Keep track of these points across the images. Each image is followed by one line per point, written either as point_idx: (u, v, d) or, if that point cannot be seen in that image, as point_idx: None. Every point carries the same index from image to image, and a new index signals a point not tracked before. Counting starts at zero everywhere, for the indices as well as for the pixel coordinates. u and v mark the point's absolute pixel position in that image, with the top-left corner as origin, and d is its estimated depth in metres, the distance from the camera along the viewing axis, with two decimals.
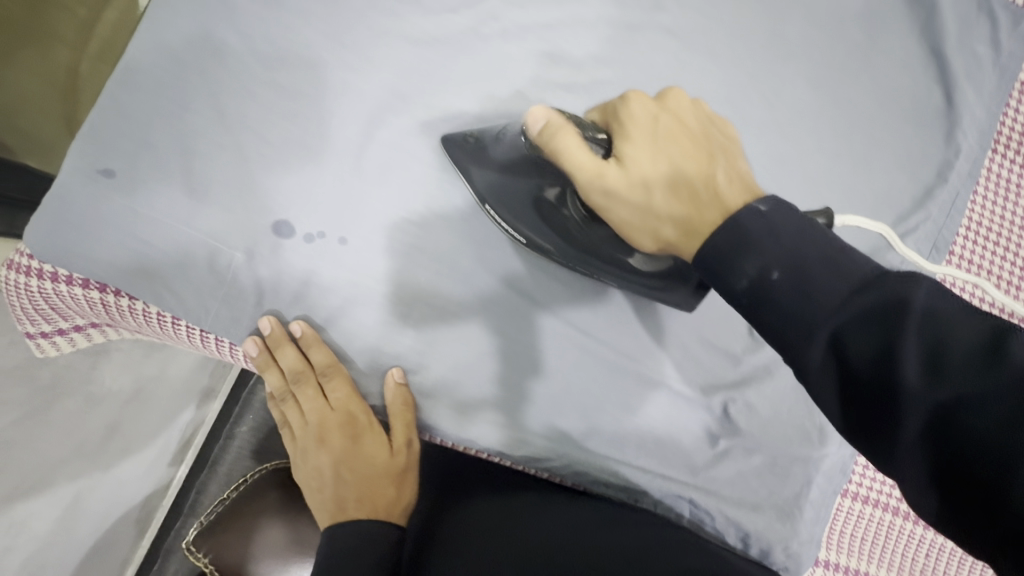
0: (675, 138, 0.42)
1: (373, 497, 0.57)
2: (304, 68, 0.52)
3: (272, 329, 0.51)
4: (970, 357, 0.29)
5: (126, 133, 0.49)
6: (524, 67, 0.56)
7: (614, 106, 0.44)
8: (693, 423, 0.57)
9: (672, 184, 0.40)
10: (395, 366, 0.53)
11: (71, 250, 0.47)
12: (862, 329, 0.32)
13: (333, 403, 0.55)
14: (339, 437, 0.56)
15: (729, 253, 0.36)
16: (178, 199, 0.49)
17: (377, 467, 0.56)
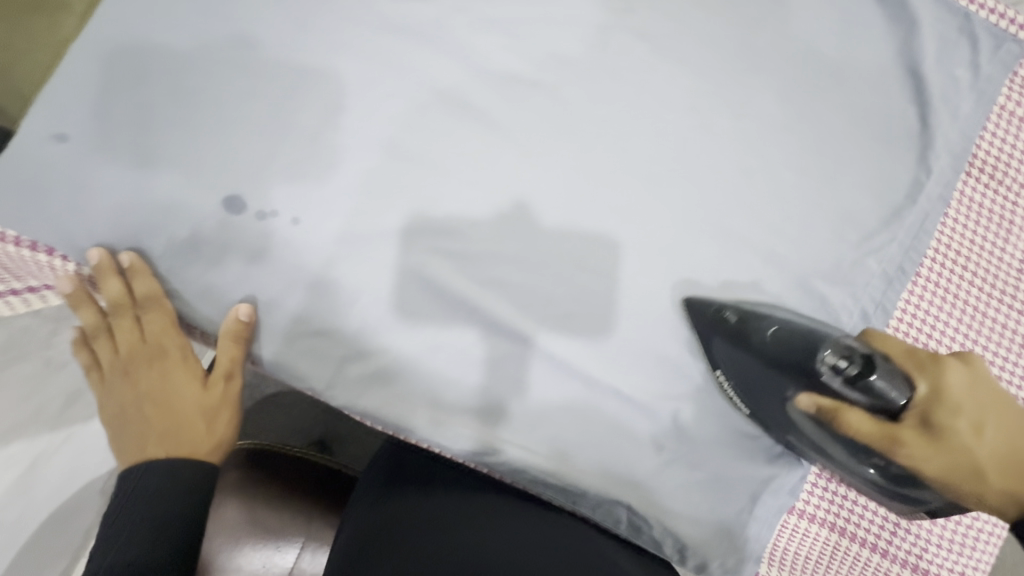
0: (987, 410, 0.48)
1: (176, 435, 0.56)
2: (267, 47, 0.52)
3: (100, 261, 0.49)
4: None
5: (84, 102, 0.49)
6: (493, 60, 0.56)
7: (931, 361, 0.50)
8: (641, 432, 0.56)
9: (992, 459, 0.46)
10: (247, 302, 0.51)
11: (20, 214, 0.48)
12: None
13: (145, 334, 0.54)
14: (149, 372, 0.55)
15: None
16: (129, 169, 0.49)
17: (174, 404, 0.56)
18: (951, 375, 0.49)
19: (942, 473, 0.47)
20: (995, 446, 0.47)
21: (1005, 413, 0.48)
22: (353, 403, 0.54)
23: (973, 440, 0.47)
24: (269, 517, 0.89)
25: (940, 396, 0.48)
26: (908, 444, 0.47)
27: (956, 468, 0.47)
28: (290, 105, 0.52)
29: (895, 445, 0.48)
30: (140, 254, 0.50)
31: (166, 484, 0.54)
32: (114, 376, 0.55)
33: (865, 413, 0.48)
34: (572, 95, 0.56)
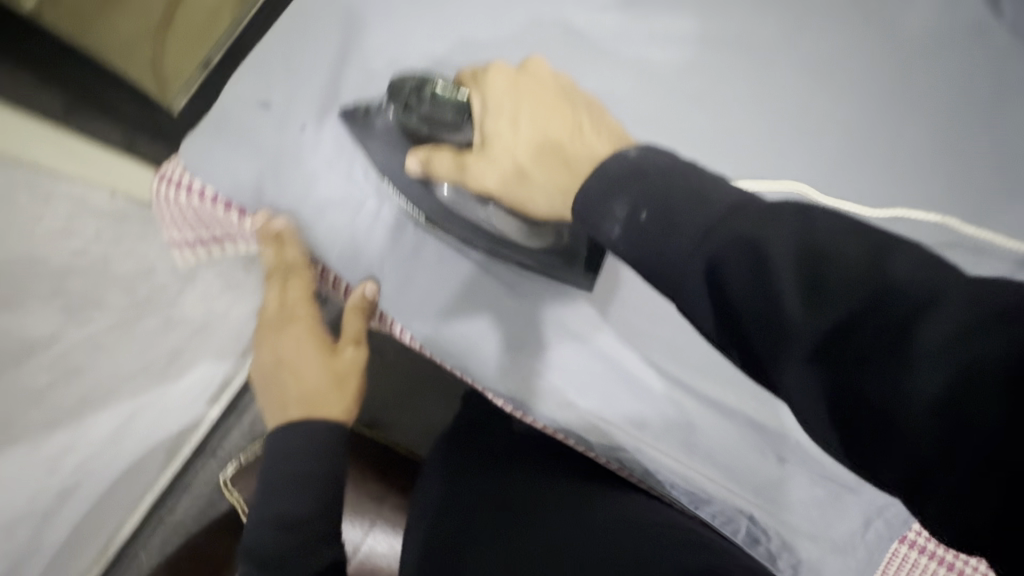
0: (542, 116, 0.43)
1: (308, 399, 0.56)
2: (459, 42, 0.55)
3: (261, 225, 0.51)
4: (849, 286, 0.28)
5: (287, 74, 0.52)
6: (661, 73, 0.58)
7: (478, 75, 0.46)
8: (766, 444, 0.57)
9: (538, 150, 0.42)
10: (370, 279, 0.53)
11: (219, 171, 0.51)
12: (855, 325, 0.28)
13: (287, 300, 0.57)
14: (289, 335, 0.57)
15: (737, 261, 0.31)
16: (325, 143, 0.52)
17: (310, 367, 0.57)
18: (585, 129, 0.43)
19: (547, 214, 0.45)
20: (539, 140, 0.42)
21: (558, 100, 0.44)
22: (497, 387, 0.55)
23: (505, 134, 0.43)
24: (344, 491, 0.93)
25: (489, 109, 0.44)
26: (471, 167, 0.44)
27: (506, 169, 0.43)
28: None
29: (452, 171, 0.46)
30: (322, 221, 0.53)
31: (307, 444, 0.55)
32: (258, 340, 0.59)
33: (448, 152, 0.46)
34: (730, 113, 0.59)
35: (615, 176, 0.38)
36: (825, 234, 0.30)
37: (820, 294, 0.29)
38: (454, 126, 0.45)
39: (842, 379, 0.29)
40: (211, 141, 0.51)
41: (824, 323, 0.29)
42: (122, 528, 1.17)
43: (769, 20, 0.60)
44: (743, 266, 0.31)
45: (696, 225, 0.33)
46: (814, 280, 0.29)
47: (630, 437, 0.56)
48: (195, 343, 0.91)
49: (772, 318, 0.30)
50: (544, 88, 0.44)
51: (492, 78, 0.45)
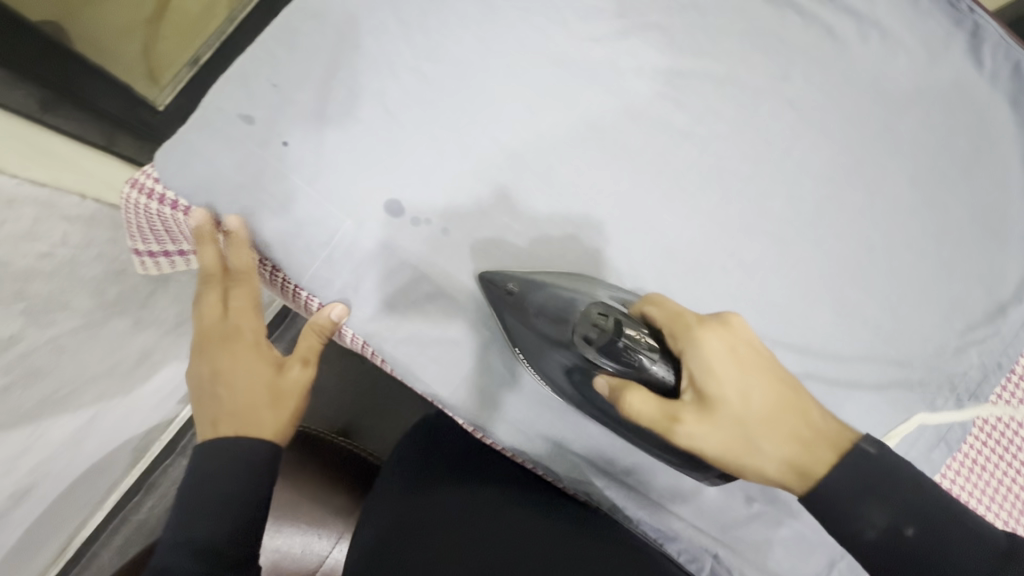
0: (752, 379, 0.45)
1: (242, 418, 0.55)
2: (449, 64, 0.55)
3: (200, 224, 0.50)
4: (979, 551, 0.43)
5: (272, 87, 0.51)
6: (651, 106, 0.58)
7: (689, 327, 0.46)
8: (734, 481, 0.57)
9: (766, 421, 0.44)
10: (339, 302, 0.53)
11: (196, 183, 0.50)
12: (880, 510, 0.43)
13: (228, 309, 0.56)
14: (229, 346, 0.56)
15: (848, 505, 0.43)
16: (306, 158, 0.51)
17: (250, 383, 0.56)
18: (728, 353, 0.45)
19: (770, 478, 0.45)
20: (779, 403, 0.45)
21: (779, 382, 0.46)
22: (465, 414, 0.55)
23: (733, 402, 0.44)
24: (311, 504, 0.90)
25: (700, 369, 0.44)
26: (687, 424, 0.44)
27: (732, 446, 0.44)
28: (460, 122, 0.54)
29: (661, 420, 0.44)
30: (297, 238, 0.52)
31: (233, 462, 0.53)
32: (197, 351, 0.56)
33: (649, 395, 0.45)
34: (717, 150, 0.59)
35: (851, 470, 0.43)
36: (889, 480, 0.43)
37: (896, 531, 0.43)
38: (642, 366, 0.46)
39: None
40: (188, 153, 0.50)
41: (990, 564, 0.43)
42: (81, 529, 1.13)
43: (758, 60, 0.60)
44: (869, 504, 0.43)
45: (900, 498, 0.43)
46: (933, 524, 0.43)
47: (598, 469, 0.56)
48: (167, 345, 0.89)
49: (934, 561, 0.43)
50: (749, 361, 0.45)
51: (706, 340, 0.45)
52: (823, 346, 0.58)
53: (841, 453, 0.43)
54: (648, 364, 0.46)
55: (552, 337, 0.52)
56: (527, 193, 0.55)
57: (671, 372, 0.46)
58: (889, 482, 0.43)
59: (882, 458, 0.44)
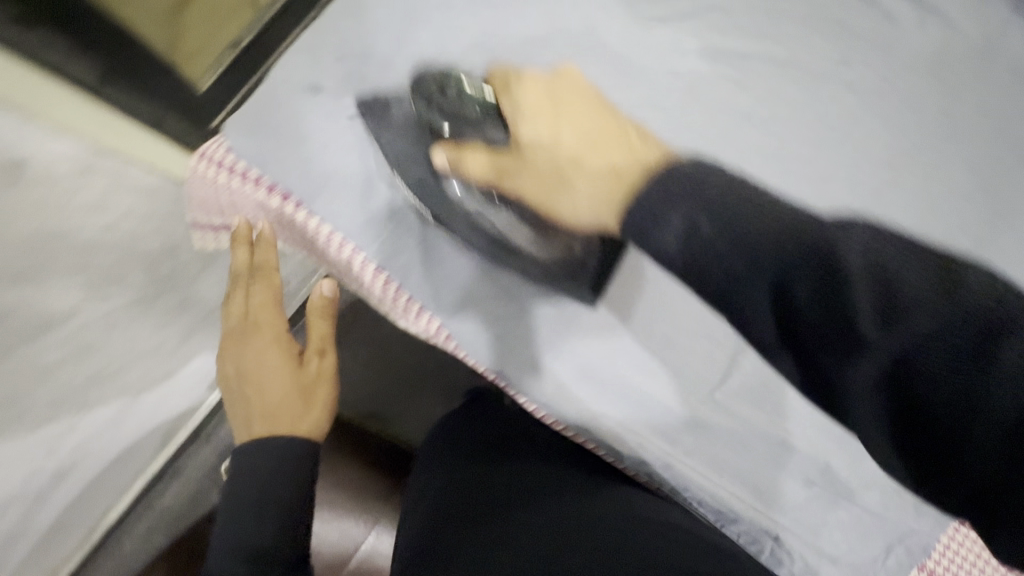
0: (579, 120, 0.41)
1: (274, 414, 0.56)
2: (513, 43, 0.55)
3: (239, 228, 0.54)
4: (924, 300, 0.29)
5: (339, 62, 0.51)
6: (711, 87, 0.58)
7: (513, 81, 0.45)
8: (793, 464, 0.56)
9: (576, 155, 0.39)
10: (327, 278, 0.62)
11: (263, 155, 0.49)
12: (809, 281, 0.30)
13: (251, 305, 0.57)
14: (257, 344, 0.57)
15: (806, 274, 0.30)
16: (372, 133, 0.51)
17: (277, 382, 0.57)
18: (559, 130, 0.40)
19: (583, 219, 0.39)
20: (584, 139, 0.40)
21: (605, 118, 0.41)
22: (531, 394, 0.55)
23: (548, 143, 0.41)
24: (349, 487, 0.92)
25: (524, 112, 0.42)
26: (506, 168, 0.42)
27: (556, 169, 0.40)
28: None
29: (487, 174, 0.43)
30: (365, 214, 0.52)
31: (276, 461, 0.54)
32: (222, 352, 0.58)
33: (477, 151, 0.43)
34: (778, 132, 0.58)
35: (727, 213, 0.32)
36: (753, 221, 0.32)
37: (755, 267, 0.31)
38: (476, 124, 0.44)
39: (898, 402, 0.31)
40: (257, 127, 0.49)
41: (902, 341, 0.29)
42: (110, 511, 1.14)
43: (819, 43, 0.60)
44: (657, 207, 0.33)
45: (757, 237, 0.31)
46: (766, 270, 0.31)
47: (659, 450, 0.56)
48: (203, 329, 0.89)
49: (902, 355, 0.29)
50: (601, 111, 0.42)
51: (528, 89, 0.43)
52: None
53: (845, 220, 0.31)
54: (488, 132, 0.44)
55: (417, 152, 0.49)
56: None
57: (506, 137, 0.43)
58: (806, 242, 0.31)
59: (697, 174, 0.33)
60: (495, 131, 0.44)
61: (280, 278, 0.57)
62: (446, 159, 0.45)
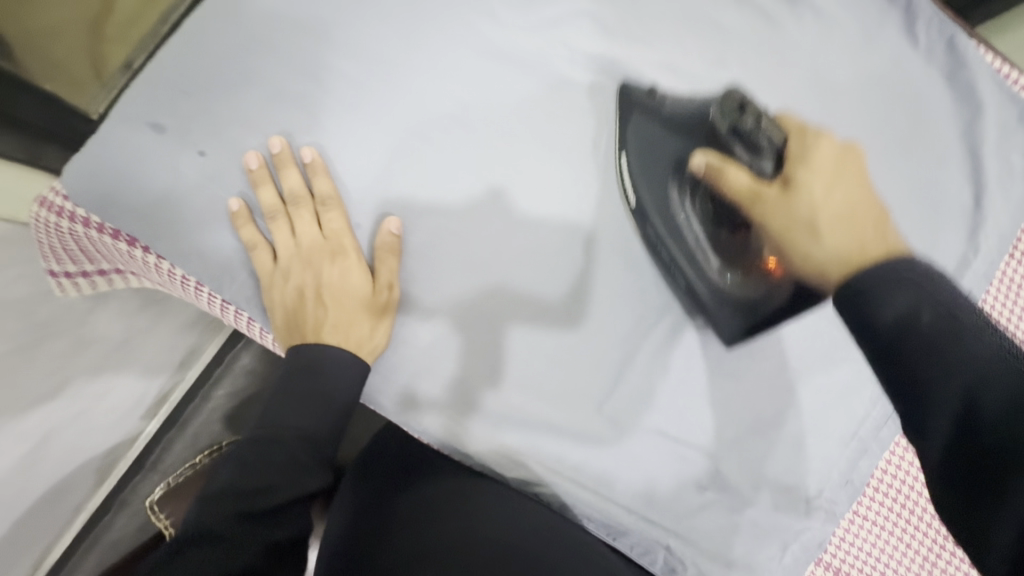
0: (847, 184, 0.47)
1: (350, 323, 0.49)
2: (373, 60, 0.52)
3: (281, 149, 0.49)
4: (1009, 391, 0.35)
5: (183, 92, 0.48)
6: (584, 99, 0.57)
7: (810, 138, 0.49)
8: (684, 471, 0.57)
9: (847, 216, 0.45)
10: (394, 216, 0.51)
11: (104, 199, 0.47)
12: (901, 295, 0.39)
13: (321, 232, 0.49)
14: (329, 260, 0.49)
15: (879, 288, 0.39)
16: (223, 168, 0.49)
17: (349, 275, 0.49)
18: (824, 184, 0.46)
19: (813, 267, 0.46)
20: (841, 211, 0.45)
21: (869, 199, 0.46)
22: (421, 423, 0.52)
23: (818, 193, 0.46)
24: None
25: (809, 165, 0.47)
26: (765, 201, 0.48)
27: (798, 221, 0.46)
28: (391, 122, 0.52)
29: (746, 192, 0.49)
30: (223, 248, 0.49)
31: (323, 391, 0.49)
32: (273, 274, 0.49)
33: (741, 169, 0.50)
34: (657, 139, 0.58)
35: (886, 263, 0.40)
36: (968, 318, 0.38)
37: (909, 347, 0.38)
38: (751, 145, 0.49)
39: (962, 466, 0.37)
40: (95, 168, 0.47)
41: (989, 366, 0.36)
42: (48, 554, 1.06)
43: (693, 45, 0.59)
44: (885, 290, 0.39)
45: (966, 361, 0.37)
46: (927, 337, 0.38)
47: (548, 470, 0.54)
48: (115, 363, 0.87)
49: (941, 382, 0.37)
50: (875, 214, 0.46)
51: (819, 145, 0.49)
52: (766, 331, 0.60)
53: (883, 306, 0.39)
54: (758, 158, 0.49)
55: (658, 153, 0.56)
56: (466, 193, 0.53)
57: (779, 146, 0.49)
58: (939, 322, 0.38)
59: (910, 279, 0.39)
60: (774, 164, 0.49)
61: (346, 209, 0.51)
62: (704, 164, 0.52)
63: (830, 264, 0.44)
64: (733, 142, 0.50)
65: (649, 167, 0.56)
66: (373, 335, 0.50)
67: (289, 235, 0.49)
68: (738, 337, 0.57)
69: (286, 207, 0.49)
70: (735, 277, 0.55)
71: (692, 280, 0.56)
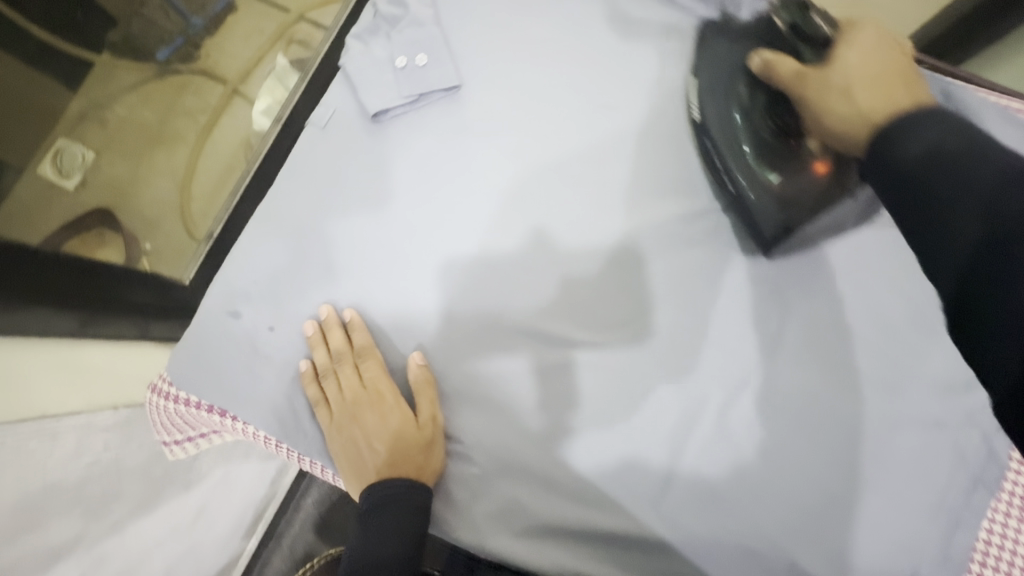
0: (880, 55, 0.49)
1: (401, 457, 0.54)
2: (395, 223, 0.59)
3: (328, 315, 0.57)
4: None
5: (251, 283, 0.58)
6: (591, 212, 0.61)
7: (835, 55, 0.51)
8: (755, 567, 0.55)
9: (875, 83, 0.47)
10: (416, 349, 0.57)
11: (200, 379, 0.56)
12: (957, 169, 0.39)
13: (369, 380, 0.56)
14: (376, 407, 0.56)
15: (903, 126, 0.42)
16: (290, 340, 0.57)
17: (394, 417, 0.55)
18: (849, 90, 0.48)
19: (842, 123, 0.49)
20: (880, 85, 0.47)
21: (902, 75, 0.48)
22: (485, 548, 0.55)
23: (845, 73, 0.49)
24: None
25: (828, 67, 0.51)
26: (812, 82, 0.52)
27: (825, 79, 0.51)
28: (420, 273, 0.59)
29: (793, 75, 0.54)
30: (295, 409, 0.57)
31: (393, 525, 0.53)
32: (334, 426, 0.56)
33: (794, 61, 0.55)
34: (665, 237, 0.61)
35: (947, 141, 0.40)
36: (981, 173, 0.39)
37: (967, 136, 0.41)
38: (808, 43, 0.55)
39: (995, 247, 0.38)
40: (193, 356, 0.57)
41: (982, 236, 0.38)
42: None
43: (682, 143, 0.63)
44: (926, 124, 0.42)
45: (984, 175, 0.39)
46: (934, 165, 0.40)
47: None
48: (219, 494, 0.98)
49: (928, 195, 0.40)
50: (901, 65, 0.49)
51: (848, 52, 0.50)
52: (810, 410, 0.58)
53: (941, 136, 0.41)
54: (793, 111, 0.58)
55: (727, 91, 0.61)
56: (497, 317, 0.58)
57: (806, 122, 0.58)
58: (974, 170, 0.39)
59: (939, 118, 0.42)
60: (823, 49, 0.54)
61: (384, 354, 0.58)
62: (761, 61, 0.57)
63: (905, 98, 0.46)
64: (802, 45, 0.56)
65: (718, 86, 0.61)
66: (425, 465, 0.55)
67: (339, 388, 0.56)
68: (776, 242, 0.59)
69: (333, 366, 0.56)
70: (779, 175, 0.59)
71: (757, 180, 0.59)
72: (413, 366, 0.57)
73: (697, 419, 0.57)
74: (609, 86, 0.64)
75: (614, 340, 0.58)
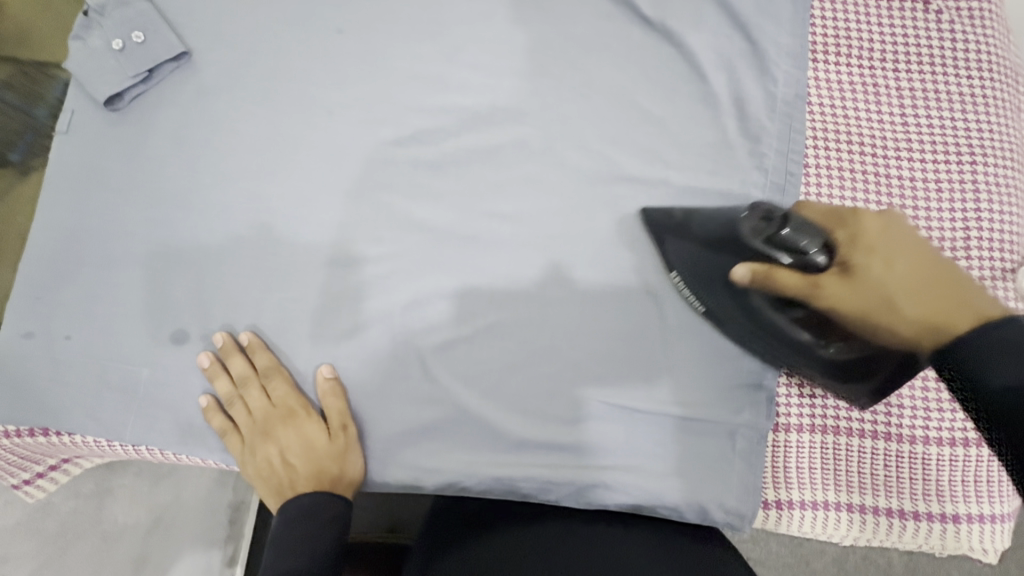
0: (904, 252, 0.44)
1: (316, 469, 0.56)
2: (168, 200, 0.60)
3: (223, 342, 0.58)
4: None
5: (37, 301, 0.58)
6: (352, 135, 0.62)
7: (843, 218, 0.49)
8: (586, 406, 0.58)
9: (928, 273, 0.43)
10: (324, 363, 0.59)
11: (8, 405, 0.56)
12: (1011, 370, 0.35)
13: (274, 398, 0.58)
14: (282, 428, 0.57)
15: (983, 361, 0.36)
16: (89, 341, 0.57)
17: (307, 432, 0.57)
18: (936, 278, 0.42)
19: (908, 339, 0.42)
20: (922, 275, 0.43)
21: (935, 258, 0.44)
22: None
23: (875, 269, 0.44)
24: None
25: (855, 255, 0.45)
26: (827, 291, 0.45)
27: (869, 304, 0.44)
28: (202, 240, 0.59)
29: (803, 289, 0.46)
30: (113, 404, 0.57)
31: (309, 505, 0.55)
32: (247, 447, 0.57)
33: (791, 269, 0.47)
34: (430, 138, 0.63)
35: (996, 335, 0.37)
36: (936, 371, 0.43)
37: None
38: (813, 239, 0.48)
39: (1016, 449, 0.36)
40: None
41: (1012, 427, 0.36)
42: None
43: (427, 42, 0.64)
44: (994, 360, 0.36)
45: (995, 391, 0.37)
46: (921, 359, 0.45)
47: (461, 468, 0.58)
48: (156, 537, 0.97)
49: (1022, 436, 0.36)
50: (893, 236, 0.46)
51: (864, 222, 0.47)
52: (596, 250, 0.61)
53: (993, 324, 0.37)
54: (805, 255, 0.48)
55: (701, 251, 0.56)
56: (290, 258, 0.60)
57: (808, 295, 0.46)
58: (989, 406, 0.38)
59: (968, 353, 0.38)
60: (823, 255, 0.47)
61: (291, 372, 0.59)
62: (323, 381, 0.58)
63: (965, 316, 0.39)
64: (778, 253, 0.49)
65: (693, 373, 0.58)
66: (340, 477, 0.56)
67: (248, 413, 0.57)
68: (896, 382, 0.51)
69: (238, 391, 0.57)
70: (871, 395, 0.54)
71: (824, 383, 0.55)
72: (320, 378, 0.58)
73: (502, 290, 0.60)
74: (338, 7, 0.63)
75: (407, 244, 0.61)
